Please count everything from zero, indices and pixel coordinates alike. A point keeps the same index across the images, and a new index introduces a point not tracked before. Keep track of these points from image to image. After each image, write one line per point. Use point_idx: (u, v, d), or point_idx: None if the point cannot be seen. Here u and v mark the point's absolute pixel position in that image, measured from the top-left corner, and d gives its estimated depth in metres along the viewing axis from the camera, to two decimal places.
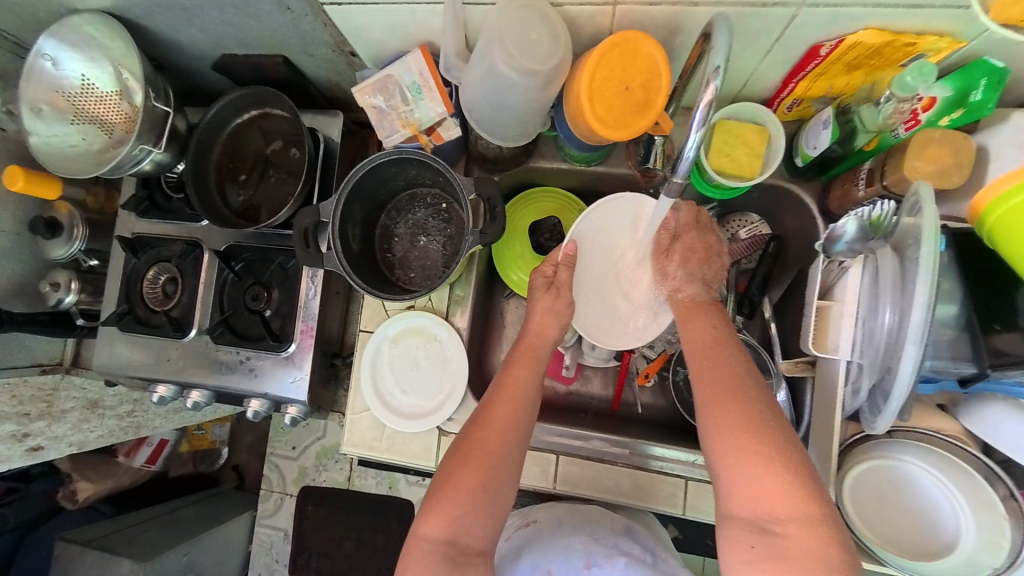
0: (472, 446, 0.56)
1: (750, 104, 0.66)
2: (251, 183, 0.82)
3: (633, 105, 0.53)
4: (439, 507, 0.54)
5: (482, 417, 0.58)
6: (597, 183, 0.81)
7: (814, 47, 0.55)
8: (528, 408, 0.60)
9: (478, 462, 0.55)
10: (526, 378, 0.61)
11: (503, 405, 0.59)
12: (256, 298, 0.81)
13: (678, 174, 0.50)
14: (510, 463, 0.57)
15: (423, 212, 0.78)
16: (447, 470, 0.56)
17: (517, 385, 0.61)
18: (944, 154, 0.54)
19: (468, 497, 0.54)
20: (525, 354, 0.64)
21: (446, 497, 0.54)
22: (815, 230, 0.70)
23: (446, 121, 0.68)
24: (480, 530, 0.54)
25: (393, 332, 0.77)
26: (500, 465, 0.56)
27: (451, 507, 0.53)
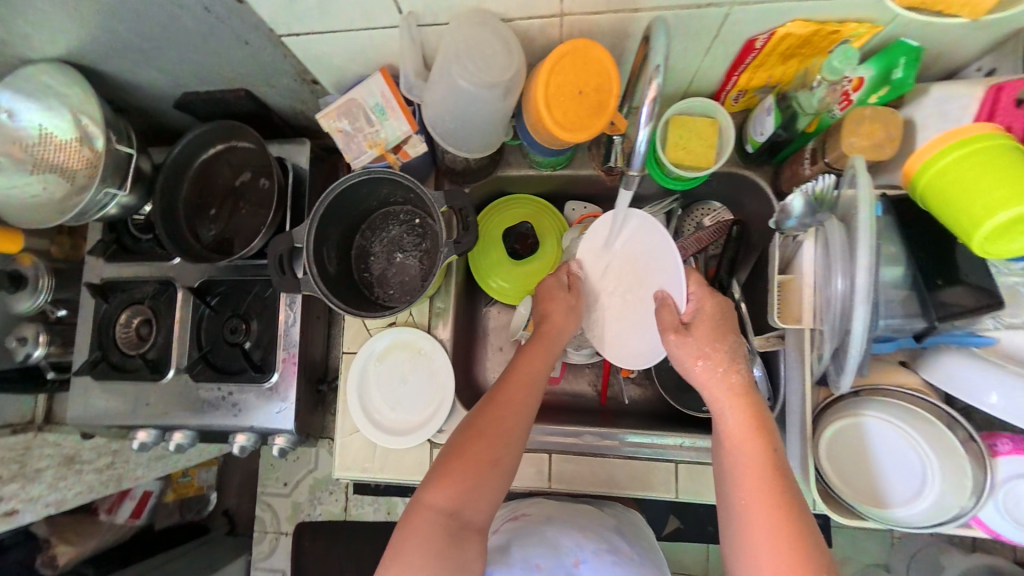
0: (486, 424, 0.56)
1: (699, 98, 0.70)
2: (222, 216, 0.82)
3: (588, 108, 0.56)
4: (446, 478, 0.53)
5: (495, 395, 0.59)
6: (567, 187, 0.84)
7: (749, 41, 0.60)
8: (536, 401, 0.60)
9: (491, 438, 0.55)
10: (543, 364, 0.63)
11: (517, 387, 0.59)
12: (235, 330, 0.80)
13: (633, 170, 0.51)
14: (519, 439, 0.57)
15: (398, 229, 0.79)
16: (459, 445, 0.55)
17: (530, 374, 0.61)
18: (877, 129, 0.58)
19: (479, 467, 0.54)
20: (540, 345, 0.65)
21: (457, 468, 0.54)
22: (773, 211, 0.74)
23: (412, 139, 0.70)
24: (484, 505, 0.54)
25: (378, 346, 0.77)
26: (512, 442, 0.56)
27: (461, 478, 0.53)
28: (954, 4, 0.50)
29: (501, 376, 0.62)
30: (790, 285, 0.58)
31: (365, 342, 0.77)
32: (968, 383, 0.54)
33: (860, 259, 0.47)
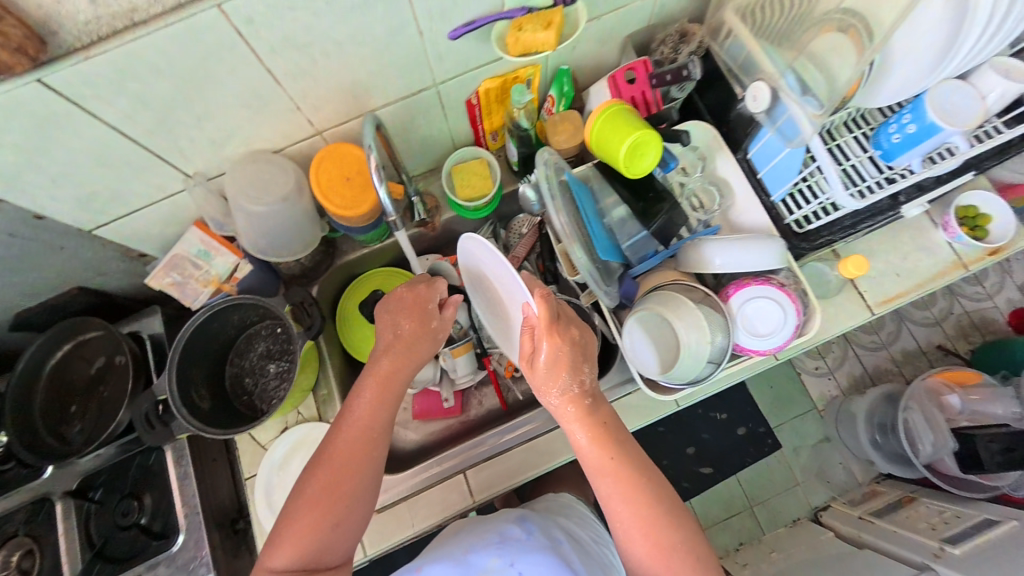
0: (314, 477, 0.56)
1: (463, 148, 0.90)
2: (89, 409, 0.82)
3: (357, 188, 0.70)
4: (286, 533, 0.54)
5: (329, 446, 0.58)
6: (406, 248, 0.97)
7: (467, 101, 0.80)
8: (379, 440, 0.60)
9: (324, 486, 0.56)
10: (377, 399, 0.61)
11: (351, 432, 0.59)
12: (127, 511, 0.78)
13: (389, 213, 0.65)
14: (358, 481, 0.57)
15: (265, 344, 0.84)
16: (294, 500, 0.56)
17: (366, 414, 0.61)
18: (569, 126, 0.83)
19: (317, 515, 0.55)
20: (377, 382, 0.62)
21: (298, 521, 0.54)
22: None
23: (241, 265, 0.78)
24: (339, 545, 0.56)
25: (275, 458, 0.79)
26: (350, 485, 0.57)
27: (301, 529, 0.54)
28: (541, 46, 0.67)
29: (336, 419, 0.61)
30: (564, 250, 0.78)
31: (264, 458, 0.79)
32: (695, 261, 0.71)
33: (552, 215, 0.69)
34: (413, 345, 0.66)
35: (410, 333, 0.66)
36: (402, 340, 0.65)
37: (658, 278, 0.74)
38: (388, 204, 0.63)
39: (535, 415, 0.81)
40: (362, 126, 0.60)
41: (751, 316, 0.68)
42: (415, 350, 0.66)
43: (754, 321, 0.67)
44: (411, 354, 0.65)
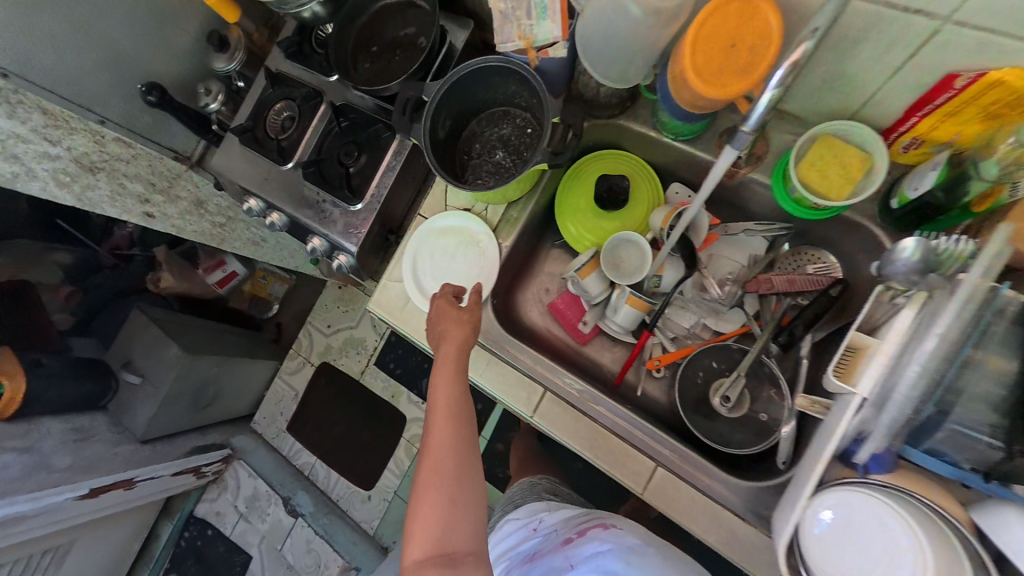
0: (428, 488, 0.62)
1: (854, 122, 0.64)
2: (379, 56, 0.94)
3: (735, 65, 0.53)
4: (419, 519, 0.60)
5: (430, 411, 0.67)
6: (678, 165, 0.84)
7: (951, 75, 0.53)
8: (469, 412, 0.68)
9: (436, 476, 0.62)
10: (456, 395, 0.68)
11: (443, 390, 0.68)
12: (348, 154, 0.93)
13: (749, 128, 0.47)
14: (464, 473, 0.63)
15: (509, 130, 0.86)
16: (414, 505, 0.62)
17: (444, 396, 0.67)
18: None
19: (438, 494, 0.61)
20: (446, 363, 0.69)
21: (420, 513, 0.61)
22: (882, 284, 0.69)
23: (558, 45, 0.71)
24: (463, 528, 0.60)
25: (444, 230, 0.86)
26: (465, 472, 0.64)
27: (423, 522, 0.60)
28: None
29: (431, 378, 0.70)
30: (862, 350, 0.54)
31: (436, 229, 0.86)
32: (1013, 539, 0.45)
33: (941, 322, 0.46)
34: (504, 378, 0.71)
35: (450, 336, 0.72)
36: (449, 340, 0.71)
37: (908, 475, 0.53)
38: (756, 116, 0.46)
39: (638, 424, 0.74)
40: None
41: None
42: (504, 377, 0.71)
43: None
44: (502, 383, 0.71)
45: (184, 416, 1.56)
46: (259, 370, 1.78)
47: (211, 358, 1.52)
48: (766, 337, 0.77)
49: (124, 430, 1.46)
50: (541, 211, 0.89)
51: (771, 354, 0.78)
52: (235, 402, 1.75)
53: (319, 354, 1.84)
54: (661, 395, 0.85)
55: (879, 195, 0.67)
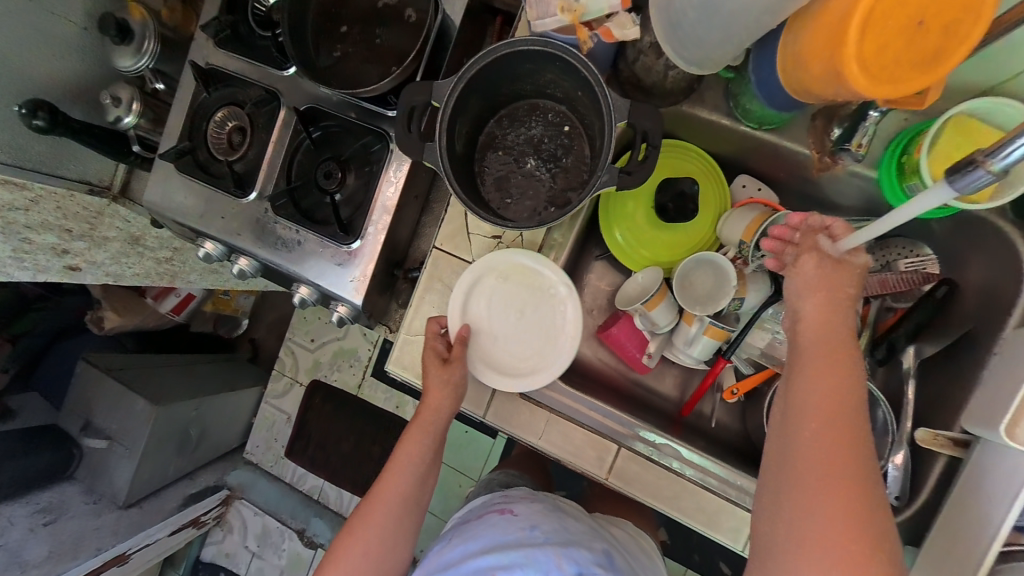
0: (358, 535, 0.64)
1: (1006, 101, 0.53)
2: (352, 37, 0.70)
3: (921, 52, 0.39)
4: (332, 565, 0.63)
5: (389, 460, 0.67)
6: (748, 155, 0.70)
7: None
8: (426, 468, 0.68)
9: (368, 528, 0.64)
10: (413, 467, 0.67)
11: (409, 445, 0.67)
12: (329, 176, 0.72)
13: (995, 162, 0.35)
14: (388, 544, 0.64)
15: (539, 129, 0.68)
16: (337, 542, 0.64)
17: (412, 455, 0.67)
18: None
19: (366, 539, 0.63)
20: (422, 425, 0.68)
21: (340, 559, 0.63)
22: (1008, 288, 0.59)
23: (619, 17, 0.53)
24: (367, 571, 0.62)
25: (508, 271, 0.67)
26: (389, 536, 0.64)
27: (341, 571, 0.62)
28: None
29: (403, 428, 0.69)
30: None
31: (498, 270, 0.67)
32: None
33: None
34: (839, 375, 0.45)
35: (426, 417, 0.68)
36: (422, 421, 0.68)
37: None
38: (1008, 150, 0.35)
39: (730, 474, 0.64)
40: None
41: None
42: (823, 367, 0.45)
43: None
44: (842, 376, 0.45)
45: (170, 465, 1.32)
46: (245, 400, 1.51)
47: (188, 400, 1.27)
48: None
49: (100, 497, 1.22)
50: (585, 225, 0.73)
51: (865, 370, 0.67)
52: (223, 439, 1.49)
53: (309, 372, 1.55)
54: (736, 422, 0.75)
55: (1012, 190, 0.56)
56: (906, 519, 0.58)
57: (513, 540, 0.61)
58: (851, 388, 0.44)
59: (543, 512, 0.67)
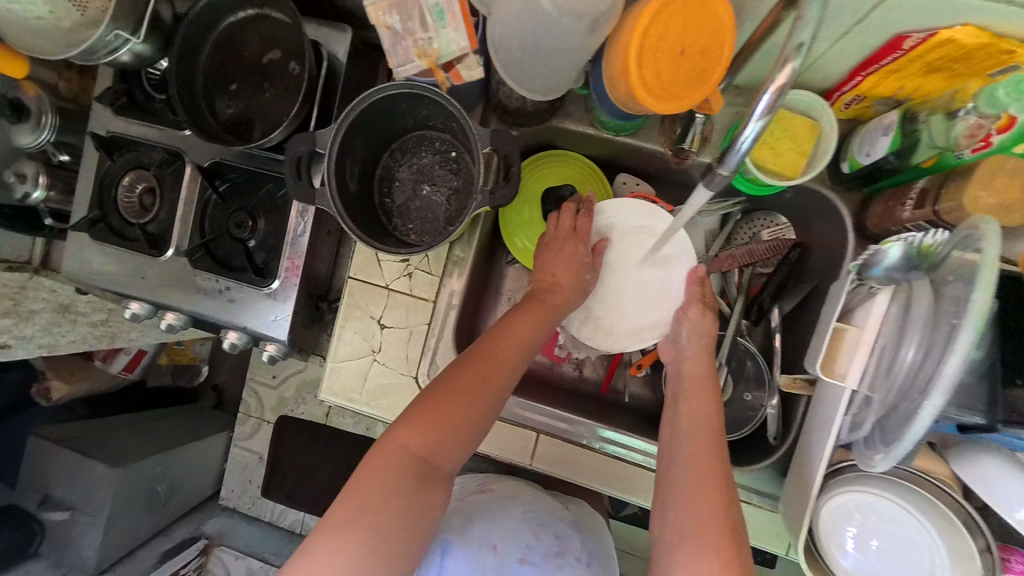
0: (453, 395, 0.59)
1: (806, 94, 0.61)
2: (243, 94, 0.76)
3: (689, 74, 0.46)
4: (417, 419, 0.58)
5: (485, 342, 0.64)
6: (621, 157, 0.78)
7: (898, 38, 0.50)
8: (523, 358, 0.64)
9: (458, 398, 0.59)
10: (510, 374, 0.62)
11: (522, 326, 0.66)
12: (240, 225, 0.77)
13: (727, 168, 0.43)
14: (470, 440, 0.60)
15: (430, 157, 0.75)
16: (427, 396, 0.59)
17: (521, 333, 0.65)
18: (1017, 188, 0.48)
19: (451, 417, 0.58)
20: (540, 308, 0.68)
21: (426, 416, 0.58)
22: (845, 245, 0.67)
23: (468, 58, 0.60)
24: (453, 455, 0.58)
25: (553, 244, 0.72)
26: (474, 430, 0.60)
27: (430, 427, 0.58)
28: None
29: (497, 320, 0.67)
30: (844, 334, 0.53)
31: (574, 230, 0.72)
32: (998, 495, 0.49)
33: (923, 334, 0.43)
34: (705, 415, 0.63)
35: (524, 328, 0.66)
36: (519, 333, 0.65)
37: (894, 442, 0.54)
38: (733, 156, 0.40)
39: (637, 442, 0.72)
40: (802, 7, 0.35)
41: None
42: (695, 405, 0.64)
43: None
44: (707, 416, 0.63)
45: (140, 524, 1.31)
46: (213, 448, 1.48)
47: (148, 458, 1.27)
48: (737, 316, 0.75)
49: (69, 569, 1.20)
50: (486, 236, 0.79)
51: (744, 330, 0.76)
52: (194, 491, 1.47)
53: (275, 410, 1.49)
54: (652, 394, 0.82)
55: (829, 161, 0.65)
56: (782, 455, 0.67)
57: (504, 516, 0.74)
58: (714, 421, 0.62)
59: (519, 488, 0.80)
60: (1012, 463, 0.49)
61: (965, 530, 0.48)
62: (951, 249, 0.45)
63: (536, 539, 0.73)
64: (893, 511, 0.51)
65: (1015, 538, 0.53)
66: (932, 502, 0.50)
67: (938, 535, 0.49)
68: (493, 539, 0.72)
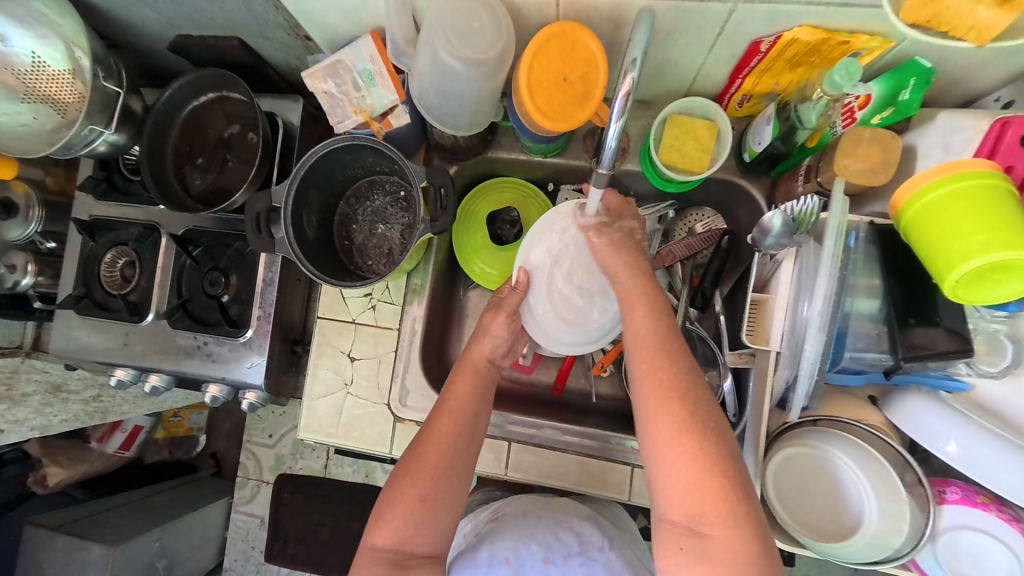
0: (403, 490, 0.60)
1: (701, 99, 0.66)
2: (211, 166, 0.84)
3: (573, 97, 0.55)
4: (383, 522, 0.60)
5: (427, 429, 0.63)
6: (560, 175, 0.83)
7: (755, 43, 0.56)
8: (471, 423, 0.64)
9: (408, 496, 0.60)
10: (450, 453, 0.62)
11: (456, 397, 0.64)
12: (215, 283, 0.84)
13: (603, 168, 0.52)
14: (436, 526, 0.61)
15: (382, 199, 0.82)
16: (385, 499, 0.61)
17: (457, 403, 0.64)
18: (874, 153, 0.55)
19: (407, 513, 0.59)
20: (466, 373, 0.67)
21: (388, 517, 0.59)
22: None
23: (398, 109, 0.69)
24: (423, 539, 0.60)
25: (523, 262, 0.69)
26: (436, 513, 0.61)
27: (395, 524, 0.59)
28: (961, 26, 0.41)
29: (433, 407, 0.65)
30: (764, 305, 0.56)
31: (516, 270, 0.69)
32: (927, 430, 0.53)
33: (817, 289, 0.48)
34: (654, 338, 0.54)
35: (457, 402, 0.64)
36: (450, 410, 0.64)
37: (824, 400, 0.58)
38: (609, 154, 0.50)
39: (605, 437, 0.76)
40: (633, 29, 0.44)
41: (959, 544, 0.51)
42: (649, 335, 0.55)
43: (957, 549, 0.51)
44: (671, 378, 0.51)
45: None
46: (212, 516, 1.46)
47: (145, 534, 1.26)
48: (683, 305, 0.78)
49: None
50: (443, 262, 0.84)
51: (693, 318, 0.79)
52: (195, 566, 1.42)
53: (274, 469, 1.47)
54: (618, 392, 0.85)
55: (733, 152, 0.71)
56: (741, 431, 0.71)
57: (508, 531, 0.70)
58: (687, 384, 0.51)
59: (529, 503, 0.75)
60: (936, 400, 0.52)
61: (890, 468, 0.51)
62: (823, 215, 0.53)
63: (551, 537, 0.69)
64: (823, 460, 0.55)
65: (956, 473, 0.56)
66: (845, 436, 0.54)
67: (865, 476, 0.53)
68: (503, 552, 0.67)
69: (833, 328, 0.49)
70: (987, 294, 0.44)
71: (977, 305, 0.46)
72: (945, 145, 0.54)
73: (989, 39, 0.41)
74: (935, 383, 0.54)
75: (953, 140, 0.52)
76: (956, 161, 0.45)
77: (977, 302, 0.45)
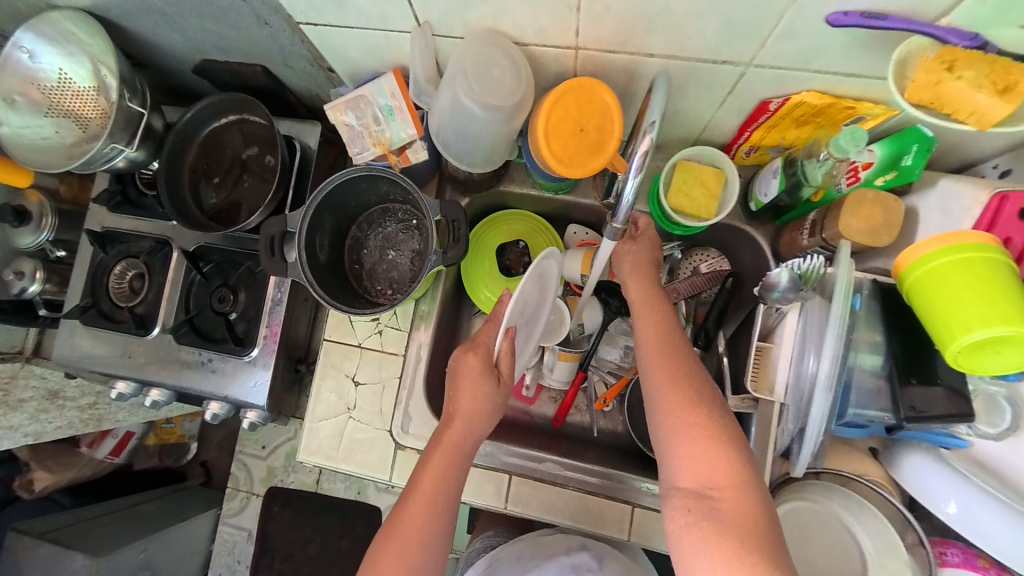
0: None
1: (709, 148, 0.68)
2: (225, 185, 0.86)
3: (588, 146, 0.57)
4: None
5: (399, 512, 0.58)
6: (569, 210, 0.85)
7: (764, 102, 0.58)
8: (446, 506, 0.59)
9: None
10: (422, 543, 0.57)
11: (431, 473, 0.60)
12: (223, 299, 0.85)
13: (618, 220, 0.53)
14: None
15: (394, 226, 0.84)
16: None
17: (431, 486, 0.59)
18: (876, 213, 0.57)
19: None
20: (444, 448, 0.61)
21: None
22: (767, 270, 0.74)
23: (416, 143, 0.71)
24: None
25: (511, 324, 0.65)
26: None
27: None
28: (963, 110, 0.43)
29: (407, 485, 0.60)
30: (767, 352, 0.58)
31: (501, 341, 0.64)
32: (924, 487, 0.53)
33: (825, 348, 0.49)
34: (657, 321, 0.61)
35: (429, 481, 0.59)
36: (424, 489, 0.59)
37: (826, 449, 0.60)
38: (625, 206, 0.52)
39: (605, 472, 0.76)
40: (651, 93, 0.47)
41: None
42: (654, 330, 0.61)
43: None
44: (673, 362, 0.57)
45: None
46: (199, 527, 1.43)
47: (129, 545, 1.22)
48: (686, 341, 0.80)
49: None
50: (450, 289, 0.85)
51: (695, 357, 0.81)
52: None
53: (264, 481, 1.43)
54: (618, 427, 0.86)
55: (740, 200, 0.73)
56: None
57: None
58: (687, 365, 0.56)
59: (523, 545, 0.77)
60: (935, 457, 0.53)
61: (890, 526, 0.53)
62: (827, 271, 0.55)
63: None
64: (829, 517, 0.56)
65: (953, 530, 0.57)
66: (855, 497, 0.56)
67: (868, 533, 0.54)
68: None
69: (838, 385, 0.50)
70: (985, 363, 0.46)
71: (977, 373, 0.47)
72: (944, 209, 0.56)
73: (990, 124, 0.43)
74: (934, 439, 0.55)
75: (952, 206, 0.55)
76: (955, 231, 0.47)
77: (975, 369, 0.47)
